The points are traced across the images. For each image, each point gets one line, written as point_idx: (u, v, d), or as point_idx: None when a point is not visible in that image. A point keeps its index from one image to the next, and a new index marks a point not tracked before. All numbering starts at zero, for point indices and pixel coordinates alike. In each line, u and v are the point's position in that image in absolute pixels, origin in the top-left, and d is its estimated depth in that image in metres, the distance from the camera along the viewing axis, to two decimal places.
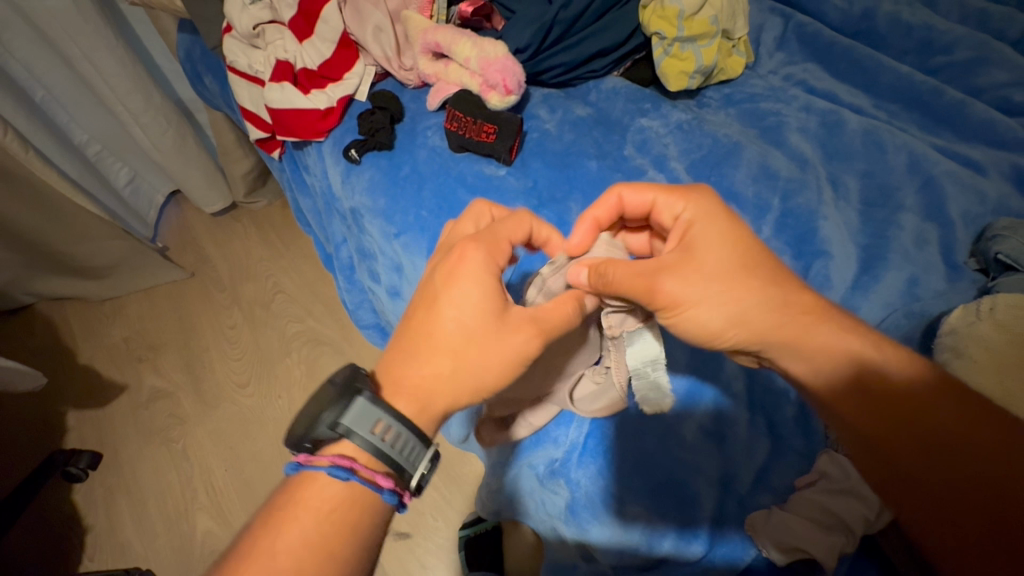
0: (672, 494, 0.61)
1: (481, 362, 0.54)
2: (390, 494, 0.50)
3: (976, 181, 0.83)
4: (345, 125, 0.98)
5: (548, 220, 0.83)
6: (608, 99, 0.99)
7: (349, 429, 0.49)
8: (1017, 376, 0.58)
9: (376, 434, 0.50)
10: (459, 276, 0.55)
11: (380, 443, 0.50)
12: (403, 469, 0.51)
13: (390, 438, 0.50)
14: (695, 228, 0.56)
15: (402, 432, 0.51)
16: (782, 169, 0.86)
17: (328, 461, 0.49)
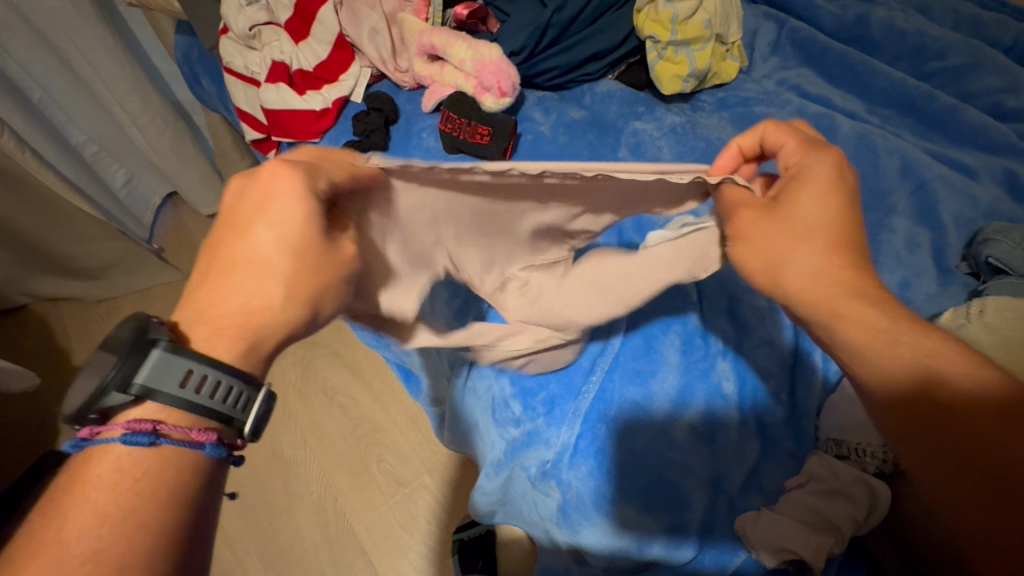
0: (663, 496, 0.62)
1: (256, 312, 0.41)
2: (217, 450, 0.38)
3: (967, 186, 0.83)
4: (340, 126, 0.98)
5: None
6: (602, 102, 0.99)
7: (145, 388, 0.37)
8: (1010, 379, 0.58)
9: (185, 386, 0.37)
10: (272, 195, 0.41)
11: (192, 396, 0.37)
12: (230, 419, 0.39)
13: (208, 388, 0.38)
14: (808, 178, 0.50)
15: (217, 376, 0.38)
16: None
17: (119, 430, 0.36)
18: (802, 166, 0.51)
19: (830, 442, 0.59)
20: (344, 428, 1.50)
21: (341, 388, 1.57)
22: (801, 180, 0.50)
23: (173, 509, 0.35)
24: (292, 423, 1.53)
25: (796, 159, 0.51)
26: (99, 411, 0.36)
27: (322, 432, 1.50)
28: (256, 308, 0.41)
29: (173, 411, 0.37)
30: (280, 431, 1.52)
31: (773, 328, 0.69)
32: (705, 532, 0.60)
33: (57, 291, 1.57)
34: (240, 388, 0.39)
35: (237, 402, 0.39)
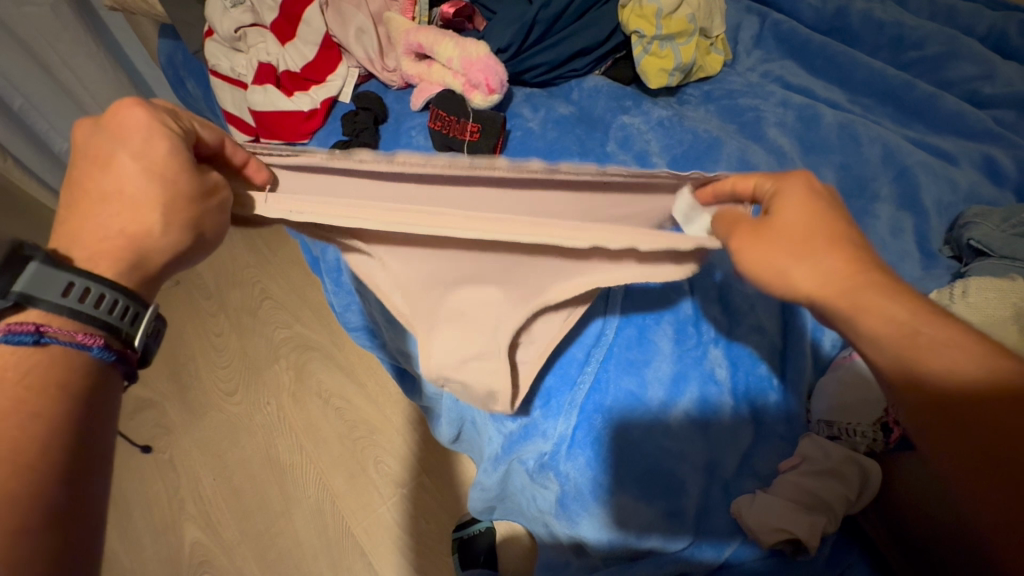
0: (659, 484, 0.62)
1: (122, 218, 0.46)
2: (105, 354, 0.42)
3: (946, 171, 0.85)
4: (328, 127, 0.98)
5: None
6: (590, 98, 0.99)
7: (26, 295, 0.39)
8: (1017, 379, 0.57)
9: (72, 296, 0.41)
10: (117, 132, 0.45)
11: (81, 306, 0.41)
12: (118, 329, 0.43)
13: (96, 300, 0.42)
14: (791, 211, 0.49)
15: (103, 288, 0.42)
16: (761, 162, 0.88)
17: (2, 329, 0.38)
18: (777, 190, 0.49)
19: (821, 423, 0.60)
20: (340, 430, 1.50)
21: (336, 391, 1.57)
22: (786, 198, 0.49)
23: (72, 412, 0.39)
24: (287, 427, 1.53)
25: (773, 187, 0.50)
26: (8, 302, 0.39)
27: (318, 434, 1.50)
28: (132, 230, 0.45)
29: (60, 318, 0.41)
30: (275, 436, 1.52)
31: (763, 314, 0.71)
32: (702, 518, 0.61)
33: None
34: (124, 301, 0.43)
35: (125, 315, 0.43)
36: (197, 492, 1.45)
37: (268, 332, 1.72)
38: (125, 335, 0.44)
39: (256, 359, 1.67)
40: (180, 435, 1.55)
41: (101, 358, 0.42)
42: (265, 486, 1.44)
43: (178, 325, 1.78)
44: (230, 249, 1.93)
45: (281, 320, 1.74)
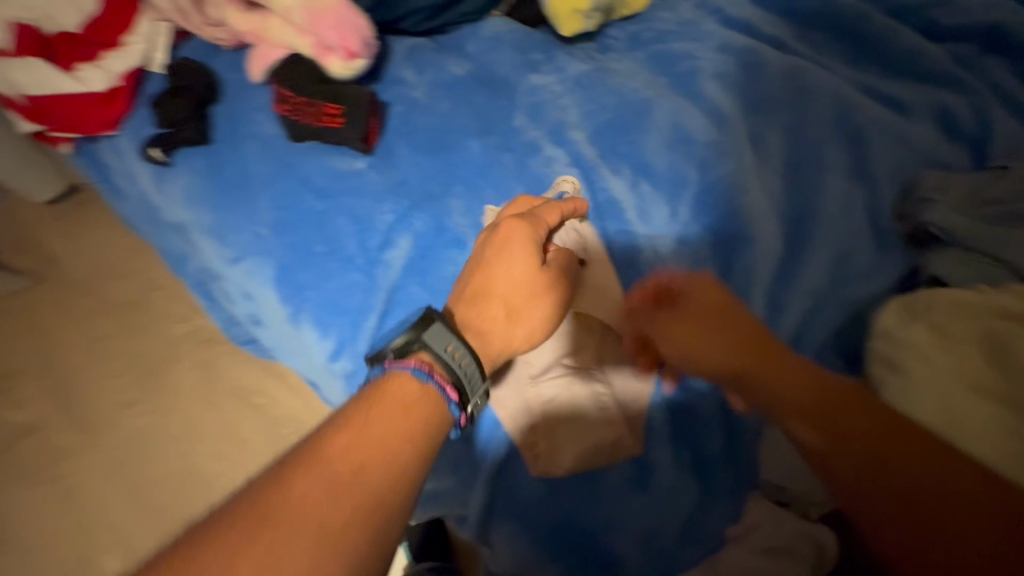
0: (593, 559, 0.54)
1: (376, 428, 0.43)
2: (455, 411, 0.48)
3: (902, 128, 0.74)
4: (139, 112, 0.73)
5: (425, 226, 0.65)
6: (490, 49, 0.78)
7: (424, 342, 0.49)
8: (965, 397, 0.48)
9: (451, 354, 0.49)
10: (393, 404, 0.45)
11: (451, 360, 0.48)
12: (463, 391, 0.49)
13: (459, 358, 0.49)
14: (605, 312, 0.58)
15: (458, 343, 0.49)
16: (698, 130, 0.72)
17: (410, 367, 0.47)
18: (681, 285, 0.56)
19: (770, 485, 0.56)
20: (264, 431, 1.36)
21: (254, 387, 1.42)
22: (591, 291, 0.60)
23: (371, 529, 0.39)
24: (202, 437, 1.37)
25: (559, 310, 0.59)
26: (405, 347, 0.49)
27: (241, 438, 1.36)
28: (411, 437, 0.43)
29: (439, 365, 0.48)
30: (190, 447, 1.36)
31: None
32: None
33: None
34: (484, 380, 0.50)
35: (472, 382, 0.49)
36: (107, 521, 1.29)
37: (162, 329, 1.50)
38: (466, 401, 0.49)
39: (152, 362, 1.46)
40: (76, 459, 1.36)
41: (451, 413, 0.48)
42: (185, 503, 1.31)
43: (49, 332, 1.51)
44: (96, 234, 1.64)
45: (177, 313, 1.53)
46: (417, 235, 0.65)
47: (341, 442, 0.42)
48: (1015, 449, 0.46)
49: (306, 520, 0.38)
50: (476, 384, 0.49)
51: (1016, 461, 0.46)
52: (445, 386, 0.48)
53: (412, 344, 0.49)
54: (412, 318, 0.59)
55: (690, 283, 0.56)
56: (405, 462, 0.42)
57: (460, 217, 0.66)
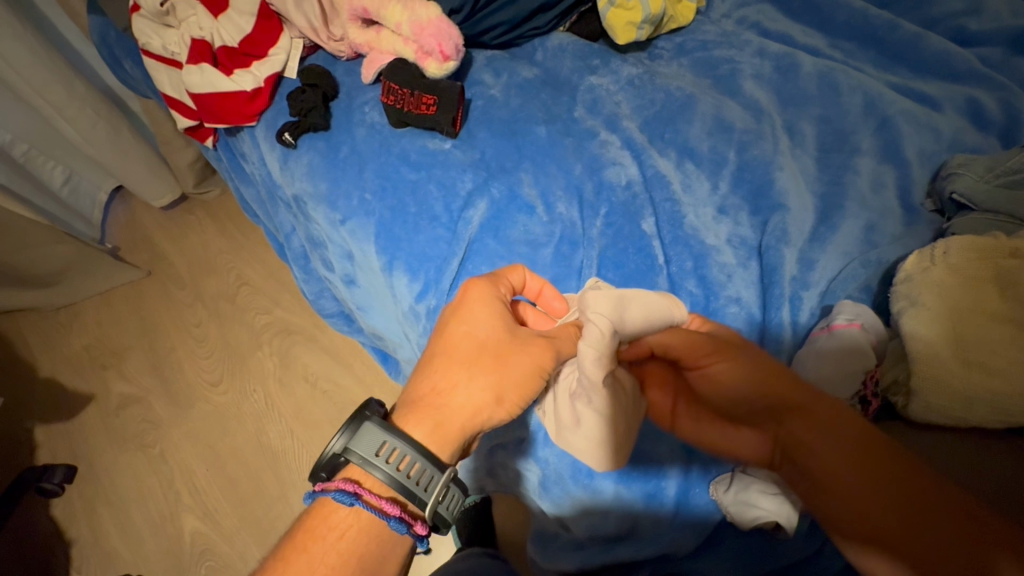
0: (638, 463, 0.63)
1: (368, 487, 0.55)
2: (399, 523, 0.53)
3: (930, 118, 0.81)
4: (276, 107, 0.92)
5: (500, 194, 0.78)
6: (555, 57, 0.93)
7: (355, 455, 0.53)
8: (974, 339, 0.53)
9: (392, 465, 0.53)
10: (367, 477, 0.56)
11: (396, 472, 0.53)
12: (414, 495, 0.53)
13: (408, 469, 0.53)
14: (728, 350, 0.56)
15: (421, 462, 0.53)
16: (737, 120, 0.83)
17: (335, 488, 0.53)
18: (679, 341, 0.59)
19: None
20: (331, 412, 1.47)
21: (323, 373, 1.53)
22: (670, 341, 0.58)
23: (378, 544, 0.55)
24: (277, 414, 1.49)
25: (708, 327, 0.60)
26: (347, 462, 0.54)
27: (308, 418, 1.47)
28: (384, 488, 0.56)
29: (384, 484, 0.53)
30: (265, 422, 1.48)
31: (739, 285, 0.69)
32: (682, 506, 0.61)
33: (39, 299, 1.64)
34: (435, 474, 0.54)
35: (419, 481, 0.53)
36: (191, 483, 1.41)
37: (248, 318, 1.67)
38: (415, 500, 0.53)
39: (239, 346, 1.62)
40: (169, 428, 1.51)
41: (397, 524, 0.53)
42: (259, 473, 1.42)
43: (154, 316, 1.70)
44: (198, 235, 1.86)
45: (261, 305, 1.69)
46: (492, 200, 0.77)
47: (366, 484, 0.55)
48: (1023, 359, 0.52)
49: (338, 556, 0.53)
50: (426, 485, 0.53)
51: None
52: (403, 514, 0.54)
53: (343, 458, 0.54)
54: (351, 429, 0.54)
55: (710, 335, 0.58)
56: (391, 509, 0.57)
57: (528, 188, 0.79)
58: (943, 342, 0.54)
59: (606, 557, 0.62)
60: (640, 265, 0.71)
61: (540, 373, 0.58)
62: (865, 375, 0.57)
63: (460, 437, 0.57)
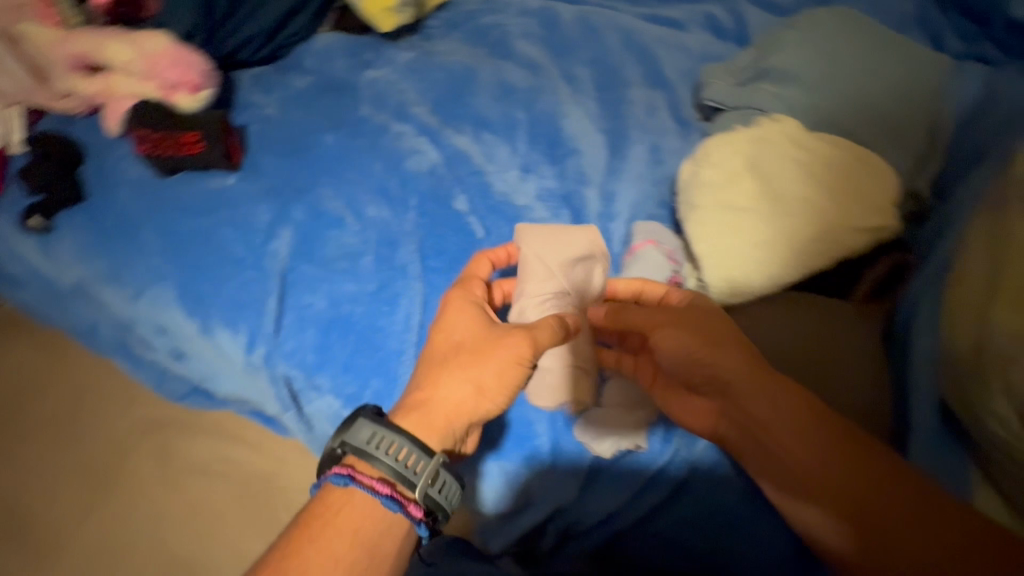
0: (508, 435, 0.62)
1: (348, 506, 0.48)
2: (393, 505, 0.48)
3: (678, 39, 0.90)
4: (11, 191, 0.77)
5: (303, 217, 0.73)
6: (325, 60, 0.88)
7: (349, 443, 0.49)
8: (742, 228, 0.59)
9: (391, 454, 0.48)
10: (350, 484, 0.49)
11: (393, 462, 0.48)
12: (409, 480, 0.48)
13: (406, 457, 0.48)
14: (688, 321, 0.55)
15: (409, 444, 0.49)
16: (518, 81, 0.86)
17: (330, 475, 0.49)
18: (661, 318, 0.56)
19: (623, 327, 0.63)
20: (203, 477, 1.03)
21: None
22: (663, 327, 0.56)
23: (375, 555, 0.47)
24: None
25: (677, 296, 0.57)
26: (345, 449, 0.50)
27: None
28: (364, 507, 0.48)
29: (383, 474, 0.48)
30: None
31: None
32: (555, 464, 0.60)
33: None
34: (425, 459, 0.49)
35: (413, 466, 0.48)
36: None
37: None
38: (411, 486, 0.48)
39: None
40: None
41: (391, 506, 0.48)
42: None
43: None
44: None
45: None
46: (297, 226, 0.73)
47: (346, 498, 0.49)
48: (782, 232, 0.58)
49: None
50: (420, 467, 0.48)
51: (786, 241, 0.57)
52: (395, 492, 0.48)
53: (339, 449, 0.50)
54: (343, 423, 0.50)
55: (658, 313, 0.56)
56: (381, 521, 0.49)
57: (331, 201, 0.75)
58: (720, 232, 0.59)
59: (516, 531, 0.61)
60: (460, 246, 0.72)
61: (518, 361, 0.53)
62: (669, 281, 0.62)
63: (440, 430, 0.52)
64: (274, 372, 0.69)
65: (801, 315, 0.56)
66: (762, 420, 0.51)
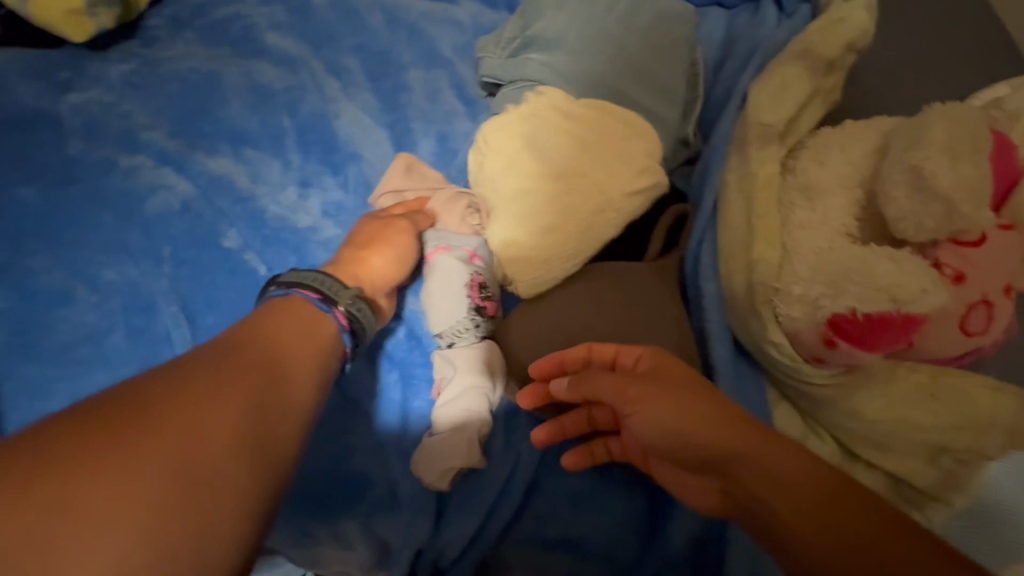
0: (338, 496, 0.53)
1: (244, 380, 0.37)
2: (324, 307, 0.47)
3: (448, 11, 0.83)
4: None
5: (9, 302, 0.57)
6: (2, 88, 0.68)
7: (283, 279, 0.48)
8: (535, 214, 0.56)
9: (327, 287, 0.48)
10: (272, 323, 0.43)
11: (331, 291, 0.48)
12: (337, 301, 0.48)
13: (334, 287, 0.49)
14: (655, 383, 0.45)
15: (333, 279, 0.49)
16: (274, 81, 0.74)
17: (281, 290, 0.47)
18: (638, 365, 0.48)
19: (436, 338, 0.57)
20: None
21: None
22: (646, 366, 0.47)
23: (275, 453, 0.36)
24: None
25: (634, 358, 0.48)
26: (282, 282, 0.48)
27: None
28: (267, 384, 0.38)
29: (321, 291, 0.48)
30: None
31: None
32: (398, 494, 0.54)
33: None
34: (355, 294, 0.50)
35: (350, 298, 0.49)
36: None
37: None
38: (341, 306, 0.48)
39: None
40: None
41: (323, 313, 0.47)
42: None
43: None
44: None
45: None
46: (4, 315, 0.56)
47: (252, 362, 0.38)
48: (572, 212, 0.57)
49: (218, 428, 0.33)
50: (340, 290, 0.49)
51: (576, 222, 0.56)
52: (326, 295, 0.48)
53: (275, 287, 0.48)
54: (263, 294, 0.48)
55: (637, 351, 0.49)
56: (296, 411, 0.39)
57: (47, 272, 0.58)
58: (507, 216, 0.57)
59: None
60: (238, 291, 0.61)
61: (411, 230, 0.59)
62: (466, 285, 0.56)
63: (300, 307, 0.46)
64: None
65: (608, 292, 0.56)
66: (748, 484, 0.41)
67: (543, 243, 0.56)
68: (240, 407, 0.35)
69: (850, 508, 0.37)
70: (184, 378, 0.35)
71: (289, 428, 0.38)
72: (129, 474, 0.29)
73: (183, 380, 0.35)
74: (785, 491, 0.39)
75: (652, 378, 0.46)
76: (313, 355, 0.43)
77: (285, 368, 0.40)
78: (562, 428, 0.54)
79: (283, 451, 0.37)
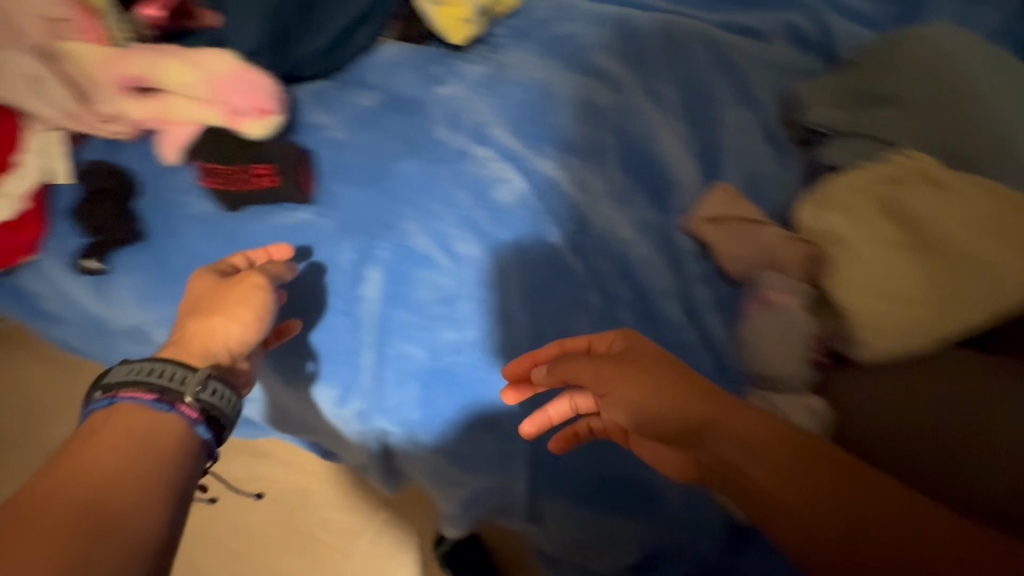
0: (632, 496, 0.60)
1: (110, 458, 0.44)
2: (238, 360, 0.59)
3: (764, 54, 0.85)
4: (59, 229, 0.70)
5: (390, 256, 0.68)
6: (390, 75, 0.81)
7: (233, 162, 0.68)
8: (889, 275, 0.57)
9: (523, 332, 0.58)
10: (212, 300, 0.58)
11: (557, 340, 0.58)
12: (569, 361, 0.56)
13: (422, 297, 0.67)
14: (633, 371, 0.52)
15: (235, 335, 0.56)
16: (601, 101, 0.81)
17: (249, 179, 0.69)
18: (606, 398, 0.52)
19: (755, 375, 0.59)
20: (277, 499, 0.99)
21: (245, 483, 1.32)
22: (624, 362, 0.53)
23: (165, 477, 0.46)
24: None
25: (607, 344, 0.56)
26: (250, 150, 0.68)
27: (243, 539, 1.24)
28: (102, 480, 0.43)
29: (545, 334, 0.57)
30: None
31: (662, 273, 0.67)
32: (694, 522, 0.58)
33: None
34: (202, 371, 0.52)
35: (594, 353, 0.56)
36: None
37: None
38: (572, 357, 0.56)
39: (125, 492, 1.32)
40: None
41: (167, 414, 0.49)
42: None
43: None
44: None
45: None
46: (386, 266, 0.68)
47: (98, 451, 0.45)
48: (933, 283, 0.56)
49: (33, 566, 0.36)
50: (186, 377, 0.51)
51: (938, 293, 0.55)
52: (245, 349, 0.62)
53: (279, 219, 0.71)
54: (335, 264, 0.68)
55: (620, 339, 0.56)
56: (140, 467, 0.45)
57: (418, 237, 0.70)
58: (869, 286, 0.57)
59: None
60: (563, 287, 0.67)
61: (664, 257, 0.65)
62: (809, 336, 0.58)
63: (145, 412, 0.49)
64: (370, 428, 0.66)
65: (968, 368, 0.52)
66: (760, 480, 0.46)
67: (897, 302, 0.56)
68: (144, 516, 0.43)
69: (871, 502, 0.43)
70: (36, 503, 0.40)
71: (149, 467, 0.45)
72: (114, 525, 0.41)
73: (41, 482, 0.42)
74: (761, 455, 0.47)
75: (630, 373, 0.52)
76: (175, 441, 0.48)
77: (160, 446, 0.47)
78: (549, 417, 0.57)
79: (173, 471, 0.47)
